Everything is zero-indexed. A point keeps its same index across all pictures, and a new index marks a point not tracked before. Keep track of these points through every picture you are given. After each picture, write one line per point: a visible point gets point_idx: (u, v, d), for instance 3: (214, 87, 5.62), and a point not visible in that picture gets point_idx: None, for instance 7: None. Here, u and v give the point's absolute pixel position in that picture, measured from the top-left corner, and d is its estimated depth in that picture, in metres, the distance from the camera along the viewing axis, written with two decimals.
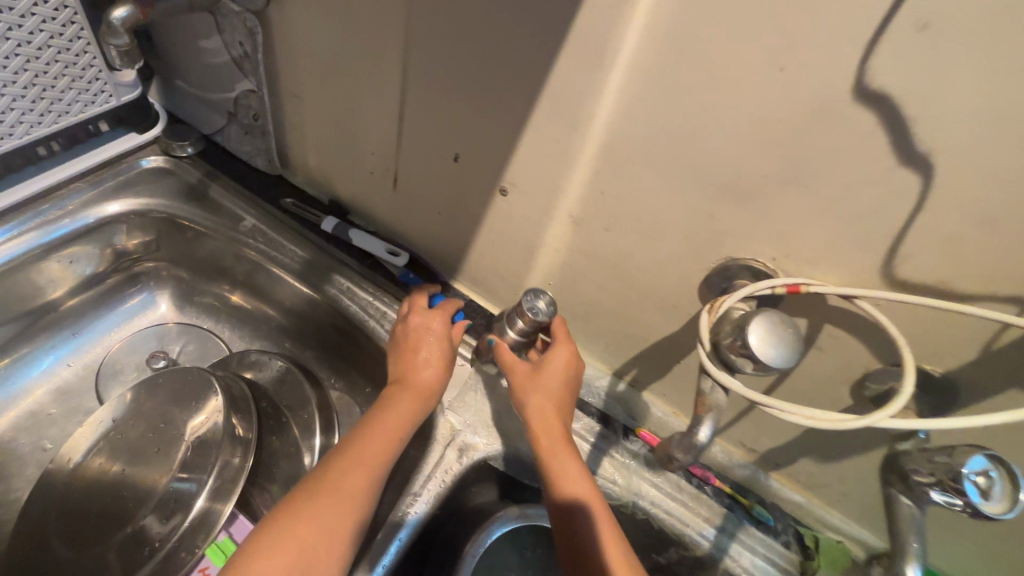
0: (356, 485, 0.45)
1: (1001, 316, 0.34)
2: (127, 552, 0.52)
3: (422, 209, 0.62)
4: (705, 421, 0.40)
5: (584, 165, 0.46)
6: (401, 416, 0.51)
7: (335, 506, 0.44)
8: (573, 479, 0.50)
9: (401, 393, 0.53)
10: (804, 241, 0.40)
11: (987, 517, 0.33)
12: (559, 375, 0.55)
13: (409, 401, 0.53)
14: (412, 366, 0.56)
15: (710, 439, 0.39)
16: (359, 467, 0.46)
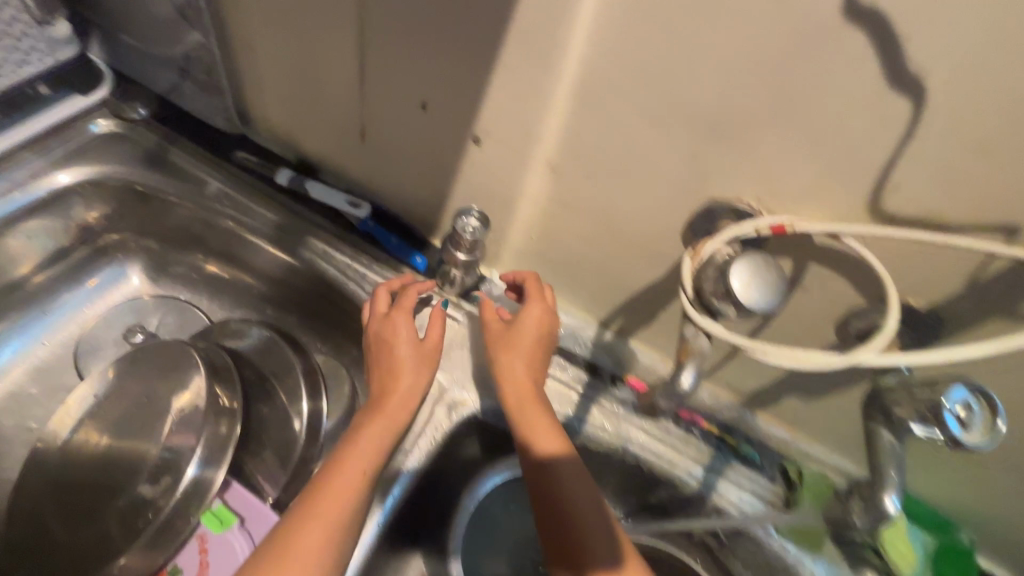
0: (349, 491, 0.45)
1: (992, 246, 0.33)
2: (125, 524, 0.52)
3: (394, 164, 0.59)
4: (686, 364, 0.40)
5: (559, 109, 0.43)
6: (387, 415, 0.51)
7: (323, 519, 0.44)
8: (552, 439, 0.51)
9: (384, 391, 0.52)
10: (791, 178, 0.38)
11: (964, 444, 0.34)
12: (532, 326, 0.55)
13: (378, 430, 0.50)
14: (393, 359, 0.54)
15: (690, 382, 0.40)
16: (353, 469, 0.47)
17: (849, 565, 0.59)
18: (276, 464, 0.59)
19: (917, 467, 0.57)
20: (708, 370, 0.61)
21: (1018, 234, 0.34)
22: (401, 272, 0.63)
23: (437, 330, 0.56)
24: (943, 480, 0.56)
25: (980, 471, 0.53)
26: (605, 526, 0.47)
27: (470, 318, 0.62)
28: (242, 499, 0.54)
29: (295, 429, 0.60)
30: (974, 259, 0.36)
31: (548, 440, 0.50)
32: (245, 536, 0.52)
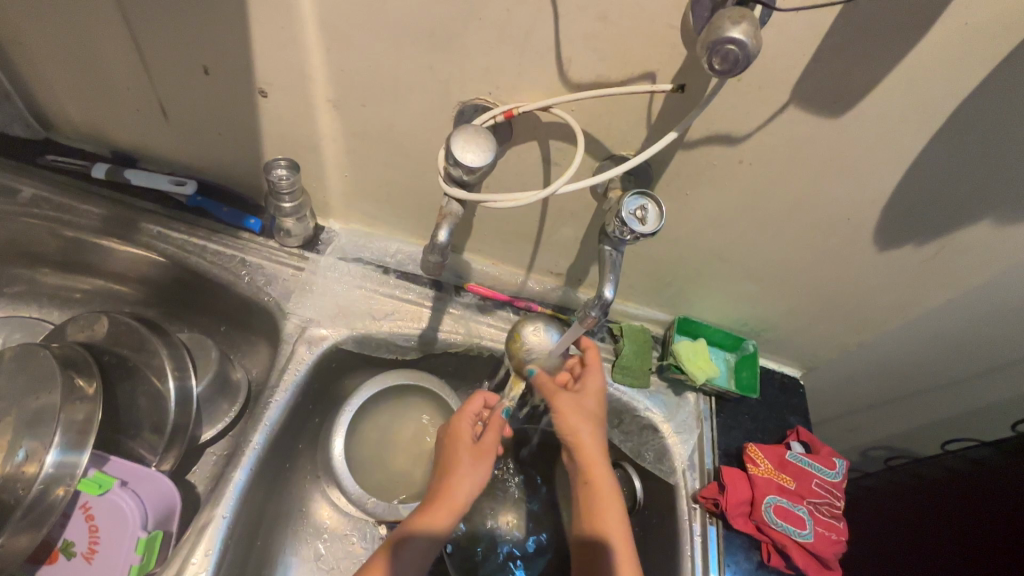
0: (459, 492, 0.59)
1: (636, 88, 0.45)
2: None
3: (201, 134, 0.63)
4: (441, 225, 0.47)
5: (314, 45, 0.50)
6: (466, 475, 0.60)
7: (447, 505, 0.58)
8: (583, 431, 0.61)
9: (462, 449, 0.62)
10: (502, 70, 0.48)
11: (646, 236, 0.46)
12: (597, 394, 0.63)
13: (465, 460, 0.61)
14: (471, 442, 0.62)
15: (446, 238, 0.47)
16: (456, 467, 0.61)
17: (672, 390, 0.73)
18: (155, 435, 0.62)
19: (703, 300, 0.71)
20: (529, 262, 0.71)
21: (656, 77, 0.46)
22: (239, 236, 0.69)
23: (489, 445, 0.62)
24: (721, 303, 0.71)
25: (737, 285, 0.67)
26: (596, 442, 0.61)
27: (314, 263, 0.70)
28: (121, 465, 0.58)
29: (166, 402, 0.63)
30: (643, 105, 0.48)
31: (610, 507, 0.59)
32: (124, 494, 0.56)
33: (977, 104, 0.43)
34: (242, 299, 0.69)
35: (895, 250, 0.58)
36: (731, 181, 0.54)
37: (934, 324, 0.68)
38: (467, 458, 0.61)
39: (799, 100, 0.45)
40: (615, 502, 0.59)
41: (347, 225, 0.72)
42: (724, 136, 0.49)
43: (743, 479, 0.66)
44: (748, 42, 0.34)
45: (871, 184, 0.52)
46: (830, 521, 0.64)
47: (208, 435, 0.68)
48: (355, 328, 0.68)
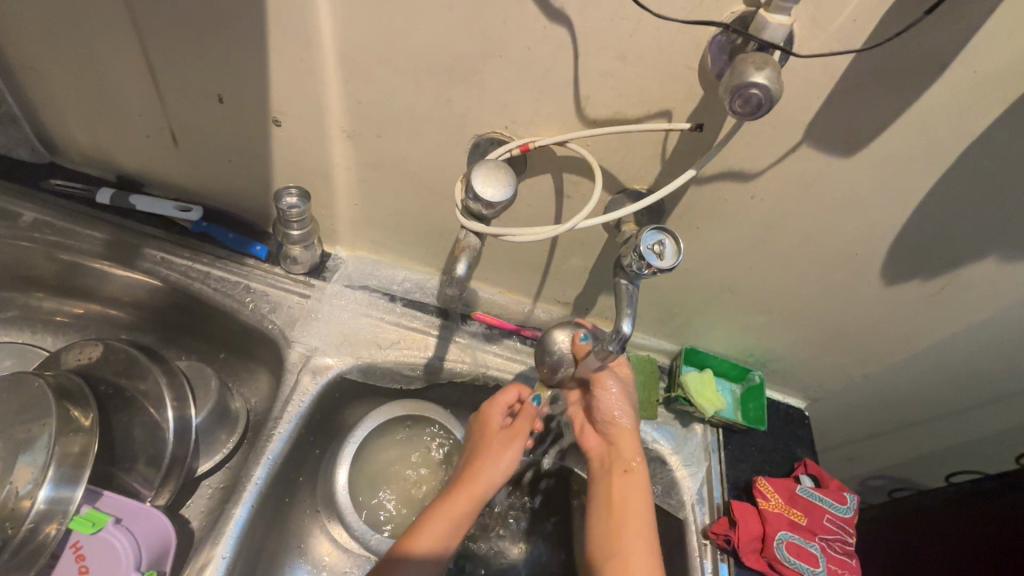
0: (471, 503, 0.61)
1: (653, 126, 0.45)
2: None
3: (211, 161, 0.63)
4: (460, 257, 0.47)
5: (332, 77, 0.51)
6: (482, 487, 0.61)
7: (458, 516, 0.60)
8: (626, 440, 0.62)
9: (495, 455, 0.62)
10: (519, 105, 0.49)
11: (665, 271, 0.46)
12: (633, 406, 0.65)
13: (486, 473, 0.62)
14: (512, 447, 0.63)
15: (464, 271, 0.47)
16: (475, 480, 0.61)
17: (679, 421, 0.72)
18: (151, 468, 0.60)
19: (710, 331, 0.72)
20: (537, 291, 0.71)
21: (672, 115, 0.46)
22: (244, 262, 0.68)
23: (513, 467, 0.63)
24: (727, 334, 0.71)
25: (744, 317, 0.68)
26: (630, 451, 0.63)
27: (319, 291, 0.69)
28: (116, 501, 0.56)
29: (163, 433, 0.61)
30: (658, 141, 0.49)
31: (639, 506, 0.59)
32: (117, 532, 0.54)
33: (983, 146, 0.45)
34: (245, 327, 0.67)
35: (901, 285, 0.59)
36: (741, 216, 0.54)
37: (937, 357, 0.69)
38: (497, 463, 0.62)
39: (812, 140, 0.46)
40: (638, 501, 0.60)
41: (353, 253, 0.72)
42: (736, 173, 0.50)
43: (754, 515, 0.65)
44: (771, 87, 0.35)
45: (879, 221, 0.53)
46: (842, 558, 0.63)
47: (205, 467, 0.65)
48: (360, 357, 0.67)
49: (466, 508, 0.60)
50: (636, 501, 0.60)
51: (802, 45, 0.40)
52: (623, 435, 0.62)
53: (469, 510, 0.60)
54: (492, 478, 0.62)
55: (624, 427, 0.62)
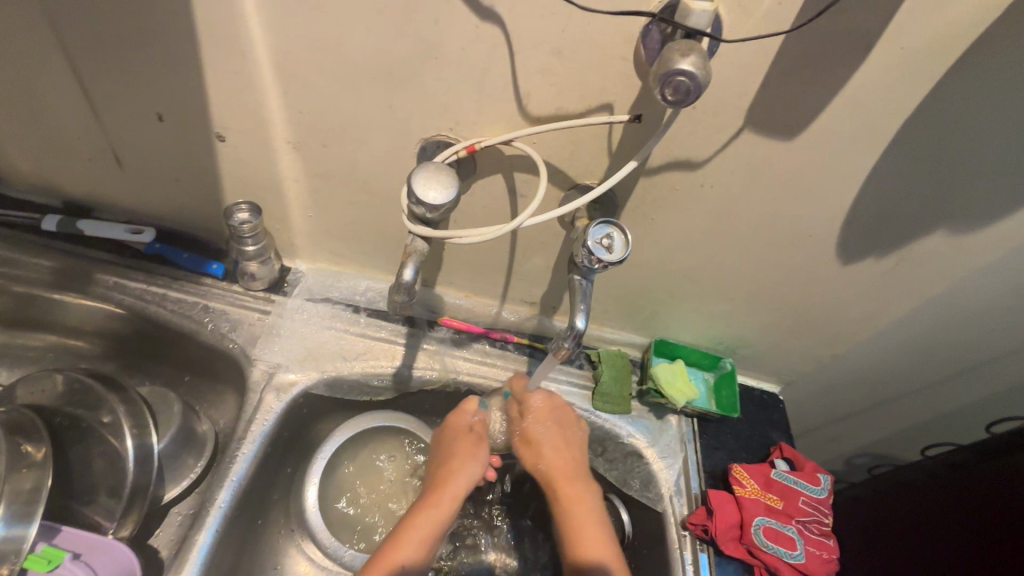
0: (455, 487, 0.61)
1: (593, 120, 0.45)
2: None
3: (159, 182, 0.61)
4: (406, 264, 0.46)
5: (271, 89, 0.50)
6: (465, 475, 0.62)
7: (442, 500, 0.60)
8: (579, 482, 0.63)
9: (464, 454, 0.63)
10: (461, 106, 0.48)
11: (615, 264, 0.46)
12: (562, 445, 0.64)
13: (459, 468, 0.62)
14: (470, 450, 0.63)
15: (411, 277, 0.45)
16: (452, 475, 0.62)
17: (653, 414, 0.72)
18: (112, 499, 0.58)
19: (677, 321, 0.72)
20: (503, 293, 0.71)
21: (613, 108, 0.46)
22: (202, 282, 0.67)
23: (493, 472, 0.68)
24: (695, 324, 0.72)
25: (709, 305, 0.68)
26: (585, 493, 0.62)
27: (280, 306, 0.68)
28: (76, 536, 0.54)
29: (122, 462, 0.59)
30: (602, 135, 0.49)
31: (591, 541, 0.58)
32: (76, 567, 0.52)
33: (918, 122, 0.45)
34: (205, 347, 0.66)
35: (858, 264, 0.59)
36: (694, 205, 0.54)
37: (900, 332, 0.70)
38: (467, 469, 0.62)
39: (752, 125, 0.46)
40: (595, 525, 0.60)
41: (314, 266, 0.71)
42: (684, 161, 0.50)
43: (731, 502, 0.64)
44: (698, 73, 0.35)
45: (827, 204, 0.53)
46: (820, 539, 0.63)
47: (172, 494, 0.64)
48: (325, 371, 0.66)
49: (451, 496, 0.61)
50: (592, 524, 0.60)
51: (732, 31, 0.40)
52: (567, 486, 0.62)
53: (453, 494, 0.61)
54: (466, 481, 0.62)
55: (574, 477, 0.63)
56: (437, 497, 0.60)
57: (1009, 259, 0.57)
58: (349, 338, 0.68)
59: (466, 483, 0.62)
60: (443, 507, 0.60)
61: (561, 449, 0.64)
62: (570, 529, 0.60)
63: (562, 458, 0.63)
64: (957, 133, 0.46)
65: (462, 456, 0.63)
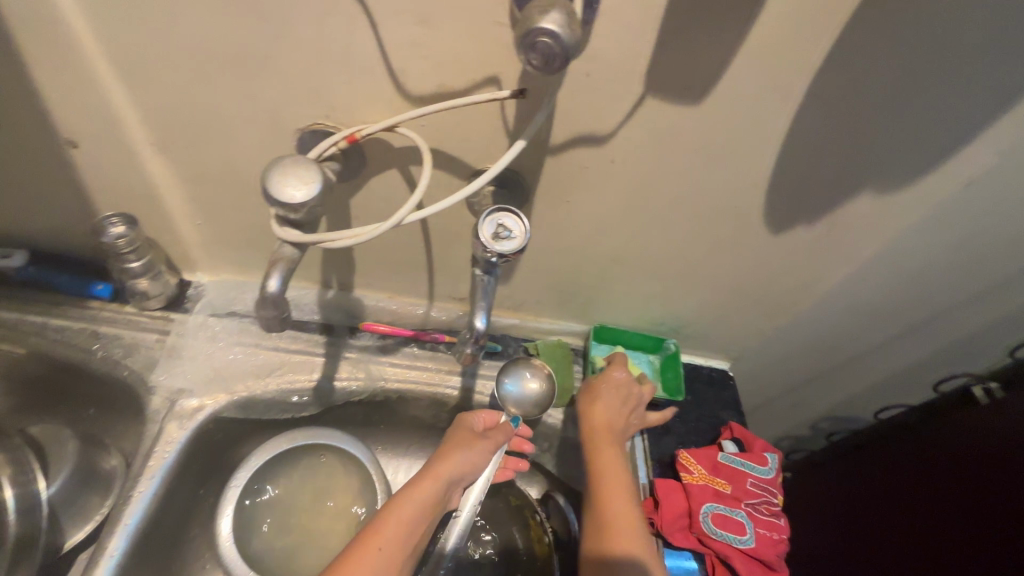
0: (444, 474, 0.54)
1: (477, 96, 0.40)
2: None
3: (15, 198, 0.54)
4: (272, 272, 0.40)
5: (113, 84, 0.43)
6: (457, 463, 0.55)
7: (427, 483, 0.53)
8: (620, 476, 0.56)
9: (466, 442, 0.57)
10: (332, 90, 0.43)
11: (514, 255, 0.41)
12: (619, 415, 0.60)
13: (454, 456, 0.56)
14: (474, 438, 0.58)
15: (276, 286, 0.40)
16: (444, 465, 0.55)
17: None
18: None
19: (616, 306, 0.68)
20: (428, 291, 0.66)
21: (499, 81, 0.41)
22: (87, 306, 0.60)
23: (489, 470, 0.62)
24: (633, 308, 0.68)
25: (644, 286, 0.64)
26: (626, 486, 0.56)
27: (180, 325, 0.62)
28: None
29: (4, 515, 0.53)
30: (494, 113, 0.44)
31: (624, 532, 0.52)
32: None
33: (829, 77, 0.42)
34: (97, 376, 0.60)
35: (789, 232, 0.56)
36: (608, 183, 0.50)
37: (841, 297, 0.67)
38: (468, 460, 0.56)
39: (654, 91, 0.42)
40: (629, 507, 0.54)
41: (217, 277, 0.65)
42: (589, 136, 0.46)
43: (677, 490, 0.62)
44: (562, 33, 0.30)
45: (747, 171, 0.49)
46: (771, 520, 0.61)
47: (74, 541, 0.58)
48: (235, 392, 0.60)
49: (438, 482, 0.53)
50: (620, 498, 0.55)
51: None
52: (605, 457, 0.57)
53: (441, 479, 0.54)
54: (461, 467, 0.55)
55: (611, 453, 0.57)
56: (427, 478, 0.53)
57: (938, 216, 0.55)
58: (261, 353, 0.63)
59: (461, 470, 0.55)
60: (425, 495, 0.52)
61: (607, 422, 0.59)
62: (605, 511, 0.54)
63: (614, 438, 0.59)
64: (872, 85, 0.42)
65: (468, 443, 0.57)
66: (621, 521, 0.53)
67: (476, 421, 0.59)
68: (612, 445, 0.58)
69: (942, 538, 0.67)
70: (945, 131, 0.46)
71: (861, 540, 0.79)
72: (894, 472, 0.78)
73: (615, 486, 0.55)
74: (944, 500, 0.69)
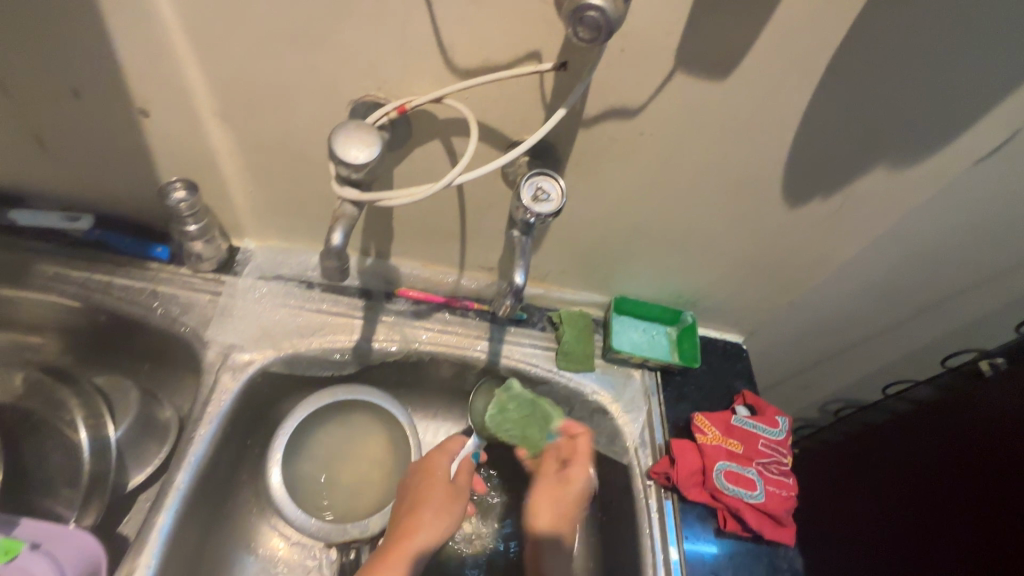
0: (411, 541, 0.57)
1: (521, 69, 0.44)
2: None
3: (88, 164, 0.59)
4: (335, 227, 0.44)
5: (188, 56, 0.47)
6: (422, 529, 0.58)
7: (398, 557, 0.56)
8: (573, 489, 0.67)
9: (426, 504, 0.60)
10: (387, 63, 0.47)
11: (554, 215, 0.45)
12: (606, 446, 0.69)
13: (419, 520, 0.59)
14: (433, 497, 0.61)
15: (340, 240, 0.44)
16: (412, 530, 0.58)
17: (619, 370, 0.73)
18: (72, 490, 0.58)
19: (637, 278, 0.72)
20: (460, 260, 0.70)
21: (541, 56, 0.45)
22: (147, 267, 0.65)
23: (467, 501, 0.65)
24: (653, 279, 0.72)
25: (664, 258, 0.68)
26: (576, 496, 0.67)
27: (231, 286, 0.67)
28: (36, 525, 0.53)
29: (79, 452, 0.58)
30: (535, 85, 0.47)
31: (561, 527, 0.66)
32: (38, 555, 0.51)
33: (849, 55, 0.45)
34: (156, 332, 0.65)
35: (805, 206, 0.59)
36: (636, 156, 0.54)
37: (853, 272, 0.71)
38: (429, 522, 0.59)
39: (684, 67, 0.46)
40: (569, 512, 0.66)
41: (264, 244, 0.70)
42: (621, 110, 0.49)
43: (693, 450, 0.66)
44: (607, 7, 0.34)
45: (768, 145, 0.53)
46: (779, 478, 0.65)
47: (136, 481, 0.63)
48: (282, 349, 0.65)
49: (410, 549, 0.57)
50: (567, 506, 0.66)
51: None
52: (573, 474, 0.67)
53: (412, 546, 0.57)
54: (426, 533, 0.58)
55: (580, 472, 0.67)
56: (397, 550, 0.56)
57: (949, 191, 0.58)
58: (305, 315, 0.67)
59: (429, 533, 0.58)
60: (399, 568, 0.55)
61: (590, 448, 0.68)
62: (553, 516, 0.66)
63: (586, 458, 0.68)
64: (889, 62, 0.45)
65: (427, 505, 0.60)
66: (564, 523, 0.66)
67: (443, 460, 0.64)
68: (584, 463, 0.68)
69: (944, 497, 0.72)
70: (958, 107, 0.49)
71: (859, 509, 0.83)
72: (901, 454, 0.80)
73: (565, 497, 0.67)
74: (942, 462, 0.73)
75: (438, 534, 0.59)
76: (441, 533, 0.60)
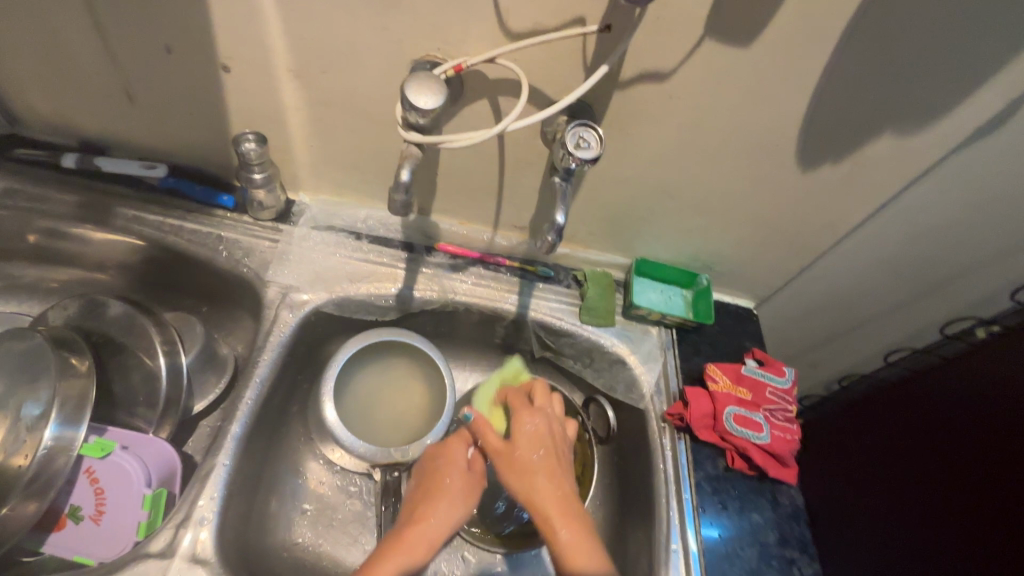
0: (428, 519, 0.57)
1: (568, 32, 0.50)
2: None
3: (170, 117, 0.66)
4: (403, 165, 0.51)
5: (272, 16, 0.54)
6: (436, 507, 0.59)
7: (415, 533, 0.56)
8: (557, 466, 0.59)
9: (440, 484, 0.61)
10: (448, 26, 0.53)
11: (593, 162, 0.51)
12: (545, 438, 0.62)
13: (434, 498, 0.60)
14: (445, 472, 0.62)
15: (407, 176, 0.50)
16: (428, 506, 0.59)
17: (637, 326, 0.79)
18: (150, 408, 0.65)
19: (658, 240, 0.78)
20: (495, 219, 0.76)
21: (586, 21, 0.51)
22: (215, 214, 0.72)
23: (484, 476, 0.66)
24: (673, 242, 0.77)
25: (684, 221, 0.74)
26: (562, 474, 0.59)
27: (288, 235, 0.73)
28: (122, 433, 0.61)
29: (157, 375, 0.65)
30: (577, 48, 0.53)
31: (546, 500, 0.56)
32: (128, 452, 0.59)
33: (859, 26, 0.50)
34: (221, 273, 0.71)
35: (817, 171, 0.65)
36: (664, 119, 0.60)
37: (859, 240, 0.76)
38: (442, 501, 0.59)
39: (713, 34, 0.51)
40: (559, 489, 0.57)
41: (317, 198, 0.76)
42: (653, 74, 0.55)
43: (705, 395, 0.72)
44: None
45: (785, 111, 0.58)
46: (784, 424, 0.71)
47: (202, 406, 0.70)
48: (333, 291, 0.72)
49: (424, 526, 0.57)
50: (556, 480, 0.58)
51: None
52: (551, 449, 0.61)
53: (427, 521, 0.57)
54: (440, 511, 0.58)
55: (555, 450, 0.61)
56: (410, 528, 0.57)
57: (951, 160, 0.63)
58: (353, 263, 0.74)
59: (443, 512, 0.58)
60: (410, 548, 0.55)
61: (531, 433, 0.62)
62: (546, 487, 0.57)
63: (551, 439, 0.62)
64: (896, 33, 0.51)
65: (439, 485, 0.61)
66: (556, 502, 0.56)
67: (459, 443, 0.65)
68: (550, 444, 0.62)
69: None
70: (958, 78, 0.54)
71: None
72: None
73: (552, 468, 0.59)
74: None
75: (455, 514, 0.59)
76: (457, 514, 0.59)
